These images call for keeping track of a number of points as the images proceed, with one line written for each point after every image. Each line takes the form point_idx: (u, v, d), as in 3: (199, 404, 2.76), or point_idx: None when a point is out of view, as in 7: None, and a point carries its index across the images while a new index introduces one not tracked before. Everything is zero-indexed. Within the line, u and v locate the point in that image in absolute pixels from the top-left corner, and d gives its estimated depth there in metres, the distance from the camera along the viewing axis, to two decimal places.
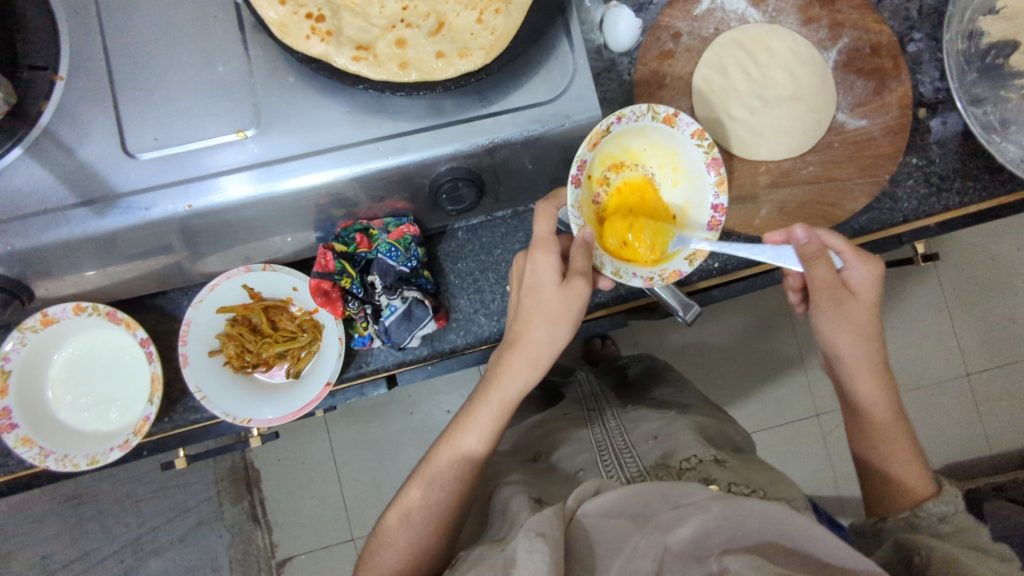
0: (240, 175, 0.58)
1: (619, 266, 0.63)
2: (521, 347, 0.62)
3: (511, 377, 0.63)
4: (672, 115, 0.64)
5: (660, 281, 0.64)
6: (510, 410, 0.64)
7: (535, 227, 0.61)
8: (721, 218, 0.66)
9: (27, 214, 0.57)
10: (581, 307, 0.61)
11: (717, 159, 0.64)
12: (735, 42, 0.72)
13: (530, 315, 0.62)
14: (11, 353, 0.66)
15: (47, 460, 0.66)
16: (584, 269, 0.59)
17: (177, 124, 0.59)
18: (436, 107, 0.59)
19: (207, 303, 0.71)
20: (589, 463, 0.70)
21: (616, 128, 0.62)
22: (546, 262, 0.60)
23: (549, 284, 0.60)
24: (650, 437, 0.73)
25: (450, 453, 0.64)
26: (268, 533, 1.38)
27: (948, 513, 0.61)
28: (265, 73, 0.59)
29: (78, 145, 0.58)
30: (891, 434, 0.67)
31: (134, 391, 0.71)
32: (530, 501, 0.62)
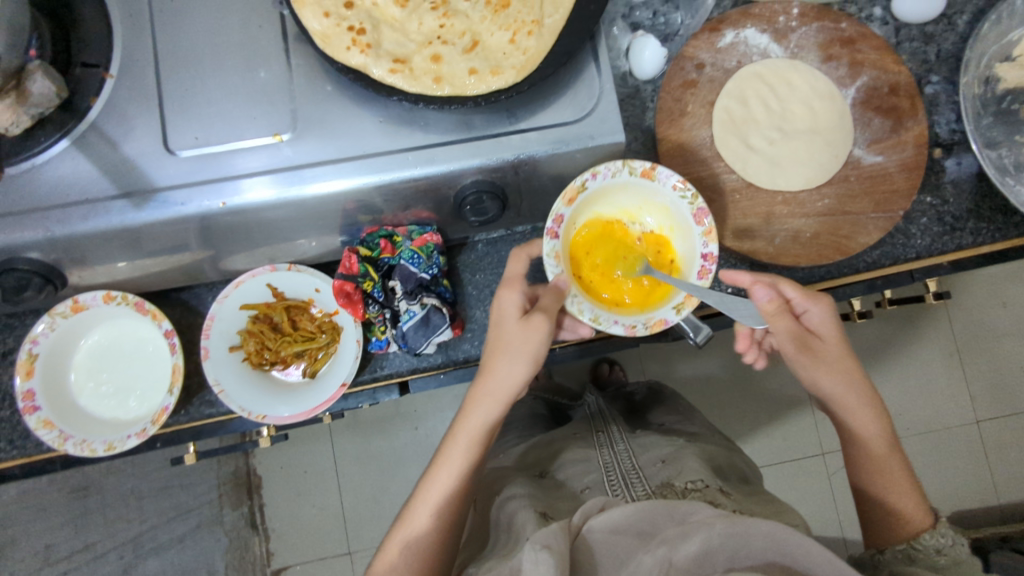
0: (264, 178, 0.60)
1: (599, 313, 0.64)
2: (486, 379, 0.65)
3: (475, 408, 0.65)
4: (651, 169, 0.65)
5: (645, 328, 0.65)
6: (478, 441, 0.65)
7: (507, 267, 0.68)
8: (710, 268, 0.65)
9: (70, 203, 0.59)
10: (542, 341, 0.64)
11: (703, 208, 0.65)
12: (757, 75, 0.74)
13: (495, 350, 0.65)
14: (39, 336, 0.67)
15: (66, 444, 0.67)
16: (550, 308, 0.63)
17: (218, 125, 0.61)
18: (465, 121, 0.62)
19: (231, 299, 0.72)
20: (595, 483, 0.71)
21: (591, 184, 0.65)
22: (511, 300, 0.65)
23: (511, 319, 0.65)
24: (658, 461, 0.74)
25: (428, 494, 0.64)
26: (265, 541, 1.41)
27: (945, 545, 0.62)
28: (303, 83, 0.62)
29: (122, 140, 0.61)
30: (890, 470, 0.66)
31: (155, 382, 0.72)
32: (536, 515, 0.63)
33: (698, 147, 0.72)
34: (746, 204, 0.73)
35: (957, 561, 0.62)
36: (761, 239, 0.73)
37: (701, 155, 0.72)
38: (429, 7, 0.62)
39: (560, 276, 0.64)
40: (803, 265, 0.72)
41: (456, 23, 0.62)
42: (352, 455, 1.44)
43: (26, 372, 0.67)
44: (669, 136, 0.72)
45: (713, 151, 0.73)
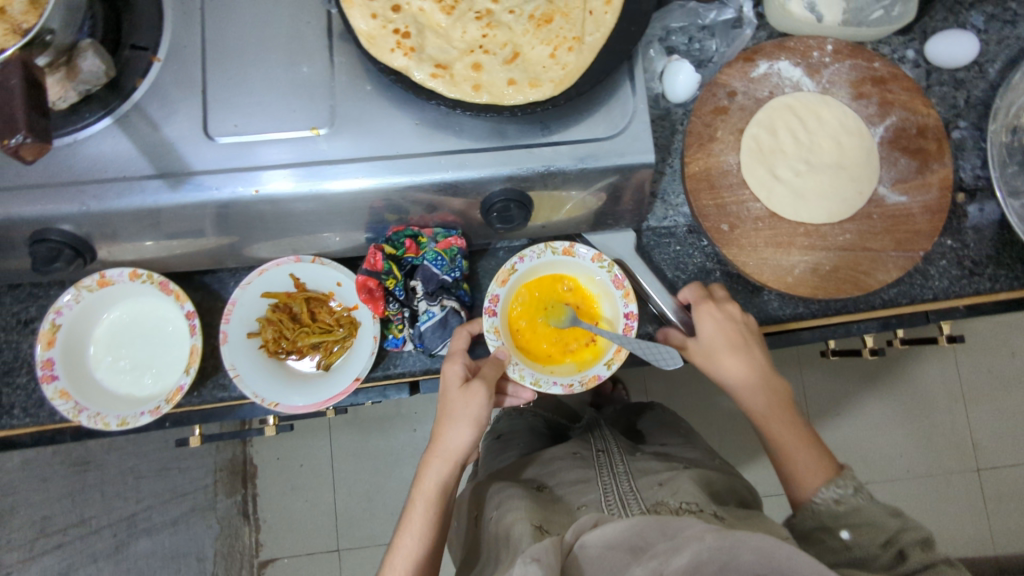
0: (283, 172, 0.61)
1: (539, 376, 0.70)
2: (436, 442, 0.65)
3: (428, 470, 0.64)
4: (570, 247, 0.74)
5: (580, 385, 0.71)
6: (435, 502, 0.63)
7: (451, 344, 0.71)
8: (634, 324, 0.73)
9: (107, 179, 0.61)
10: (484, 405, 0.64)
11: (620, 275, 0.73)
12: (788, 107, 0.74)
13: (440, 417, 0.66)
14: (63, 308, 0.68)
15: (80, 416, 0.67)
16: (489, 377, 0.66)
17: (257, 115, 0.62)
18: (498, 130, 0.63)
19: (254, 286, 0.73)
20: (591, 500, 0.71)
21: (521, 266, 0.74)
22: (452, 370, 0.67)
23: (453, 387, 0.66)
24: (656, 483, 0.74)
25: (398, 563, 0.60)
26: (255, 533, 1.41)
27: (844, 495, 0.60)
28: (344, 80, 0.63)
29: (163, 122, 0.62)
30: (779, 434, 0.65)
31: (171, 361, 0.72)
32: (532, 529, 0.63)
33: (724, 173, 0.73)
34: (770, 232, 0.72)
35: (860, 507, 0.58)
36: (783, 268, 0.72)
37: (727, 180, 0.73)
38: (473, 17, 0.64)
39: (500, 349, 0.70)
40: (820, 297, 0.72)
41: (498, 34, 0.63)
42: (350, 450, 1.46)
43: (48, 342, 0.68)
44: (696, 159, 0.73)
45: (740, 177, 0.73)
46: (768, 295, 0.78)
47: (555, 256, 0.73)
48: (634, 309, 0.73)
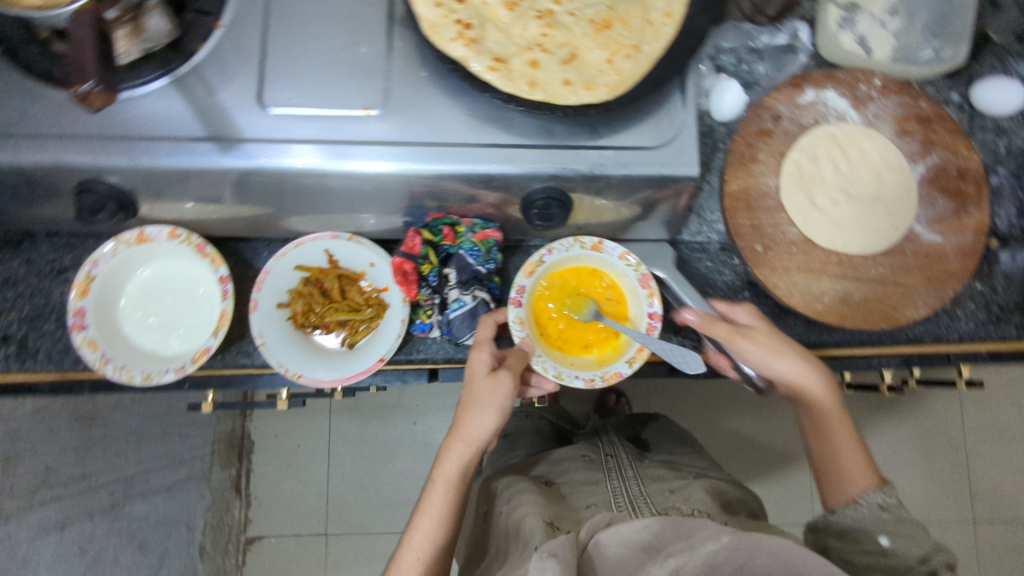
0: (308, 147, 0.62)
1: (561, 369, 0.71)
2: (458, 427, 0.65)
3: (448, 455, 0.64)
4: (598, 243, 0.74)
5: (601, 380, 0.71)
6: (454, 486, 0.63)
7: (476, 333, 0.71)
8: (658, 324, 0.73)
9: (159, 137, 0.61)
10: (510, 394, 0.65)
11: (647, 274, 0.74)
12: (831, 135, 0.75)
13: (465, 402, 0.66)
14: (101, 259, 0.69)
15: (105, 366, 0.68)
16: (515, 368, 0.67)
17: (312, 90, 0.63)
18: (547, 129, 0.64)
19: (289, 258, 0.74)
20: (601, 501, 0.72)
21: (549, 259, 0.75)
22: (480, 358, 0.68)
23: (479, 375, 0.67)
24: (666, 491, 0.74)
25: (416, 544, 0.62)
26: (245, 508, 1.52)
27: (888, 502, 0.66)
28: (400, 65, 0.64)
29: (219, 88, 0.63)
30: (834, 433, 0.69)
31: (199, 323, 0.73)
32: (544, 525, 0.64)
33: (762, 195, 0.73)
34: (803, 257, 0.72)
35: (901, 518, 0.65)
36: (811, 295, 0.72)
37: (765, 203, 0.73)
38: (533, 16, 0.64)
39: (524, 340, 0.71)
40: (847, 326, 0.72)
41: (556, 36, 0.64)
42: (348, 436, 1.59)
43: (81, 291, 0.68)
44: (736, 178, 0.73)
45: (777, 200, 0.73)
46: (796, 320, 0.79)
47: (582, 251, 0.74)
48: (659, 308, 0.74)
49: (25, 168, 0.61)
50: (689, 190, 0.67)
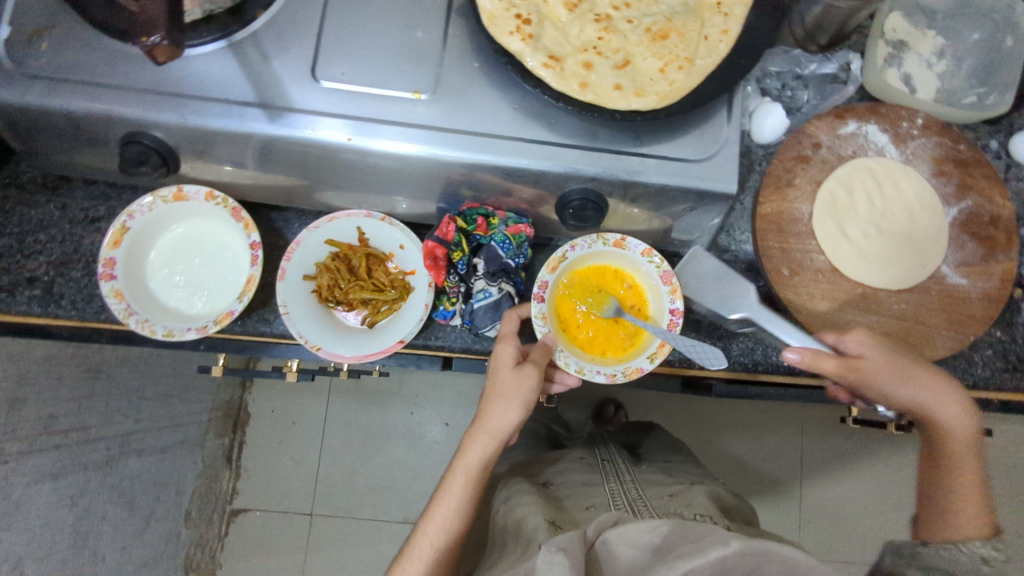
0: (335, 122, 0.62)
1: (583, 365, 0.72)
2: (482, 419, 0.67)
3: (471, 446, 0.66)
4: (621, 240, 0.75)
5: (623, 375, 0.71)
6: (474, 478, 0.65)
7: (501, 327, 0.72)
8: (679, 321, 0.73)
9: (210, 98, 0.62)
10: (534, 388, 0.66)
11: (669, 271, 0.74)
12: (868, 169, 0.75)
13: (490, 395, 0.67)
14: (136, 212, 0.70)
15: (129, 318, 0.68)
16: (540, 362, 0.68)
17: (365, 67, 0.64)
18: (590, 131, 0.64)
19: (321, 231, 0.74)
20: (600, 502, 0.72)
21: (572, 255, 0.75)
22: (505, 351, 0.69)
23: (503, 367, 0.68)
24: (665, 495, 0.74)
25: (431, 530, 0.64)
26: (234, 479, 1.58)
27: (991, 555, 0.63)
28: (454, 52, 0.65)
29: (274, 56, 0.64)
30: (960, 468, 0.67)
31: (225, 286, 0.73)
32: (546, 524, 0.64)
33: (795, 220, 0.74)
34: (829, 286, 0.73)
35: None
36: (834, 324, 0.73)
37: (797, 228, 0.74)
38: (591, 20, 0.65)
39: (547, 335, 0.71)
40: None
41: (611, 42, 0.64)
42: (342, 420, 1.63)
43: (114, 242, 0.69)
44: (770, 202, 0.74)
45: (809, 227, 0.74)
46: None
47: (605, 247, 0.74)
48: (679, 305, 0.74)
49: (76, 113, 0.62)
50: (726, 207, 0.67)
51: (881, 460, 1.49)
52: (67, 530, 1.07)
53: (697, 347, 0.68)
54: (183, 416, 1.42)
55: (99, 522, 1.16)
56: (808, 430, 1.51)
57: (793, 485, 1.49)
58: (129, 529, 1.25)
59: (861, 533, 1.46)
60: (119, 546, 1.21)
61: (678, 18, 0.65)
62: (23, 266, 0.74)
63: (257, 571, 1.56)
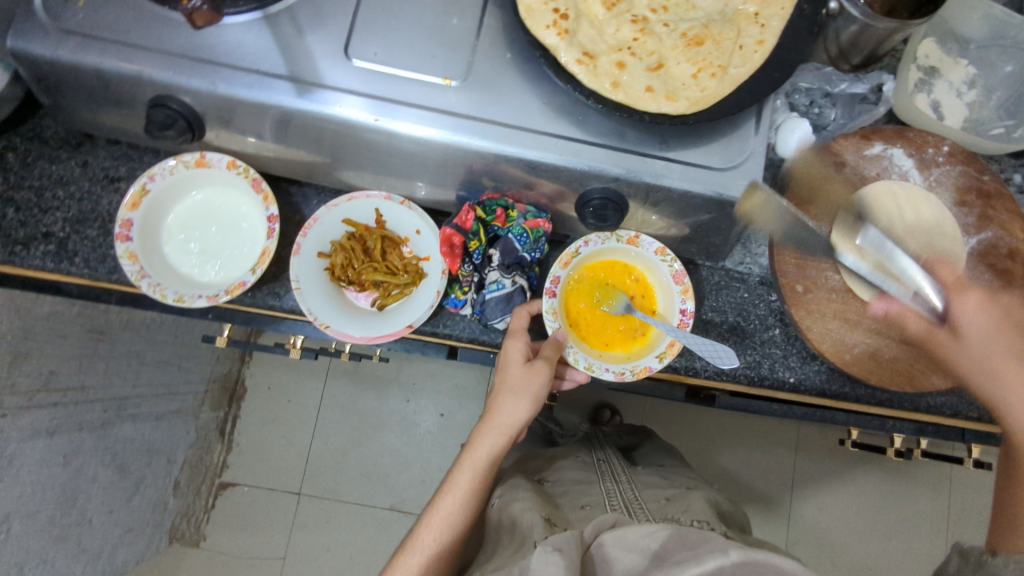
0: (352, 99, 0.62)
1: (592, 362, 0.72)
2: (491, 415, 0.68)
3: (480, 439, 0.67)
4: (634, 238, 0.75)
5: (632, 373, 0.72)
6: (481, 472, 0.66)
7: (510, 322, 0.73)
8: (689, 322, 0.74)
9: (242, 67, 0.62)
10: (544, 384, 0.68)
11: (681, 271, 0.74)
12: (892, 191, 0.74)
13: (500, 390, 0.69)
14: (157, 175, 0.70)
15: (141, 280, 0.68)
16: (550, 357, 0.69)
17: (398, 49, 0.64)
18: (618, 132, 0.64)
19: (339, 209, 0.75)
20: (595, 501, 0.71)
21: (584, 251, 0.75)
22: (517, 347, 0.70)
23: (514, 362, 0.69)
24: (662, 498, 0.74)
25: (435, 522, 0.64)
26: (225, 452, 1.59)
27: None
28: (487, 41, 0.65)
29: (309, 31, 0.63)
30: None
31: (238, 256, 0.73)
32: (541, 520, 0.64)
33: None
34: (841, 306, 0.73)
35: None
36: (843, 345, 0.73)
37: (814, 246, 0.74)
38: (628, 20, 0.65)
39: (558, 330, 0.72)
40: (871, 382, 0.73)
41: (646, 43, 0.64)
42: (338, 402, 1.64)
43: (132, 203, 0.69)
44: (790, 217, 0.75)
45: (826, 245, 0.74)
46: (820, 365, 0.78)
47: (618, 244, 0.75)
48: (689, 306, 0.74)
49: (108, 72, 0.62)
50: (746, 219, 0.67)
51: (872, 486, 1.49)
52: (58, 490, 1.07)
53: (714, 348, 0.70)
54: (181, 385, 1.42)
55: (90, 485, 1.15)
56: (801, 449, 1.51)
57: (783, 504, 1.49)
58: (119, 493, 1.25)
59: (847, 557, 1.46)
60: (106, 509, 1.22)
61: (715, 25, 0.65)
62: (40, 221, 0.74)
63: (242, 545, 1.56)
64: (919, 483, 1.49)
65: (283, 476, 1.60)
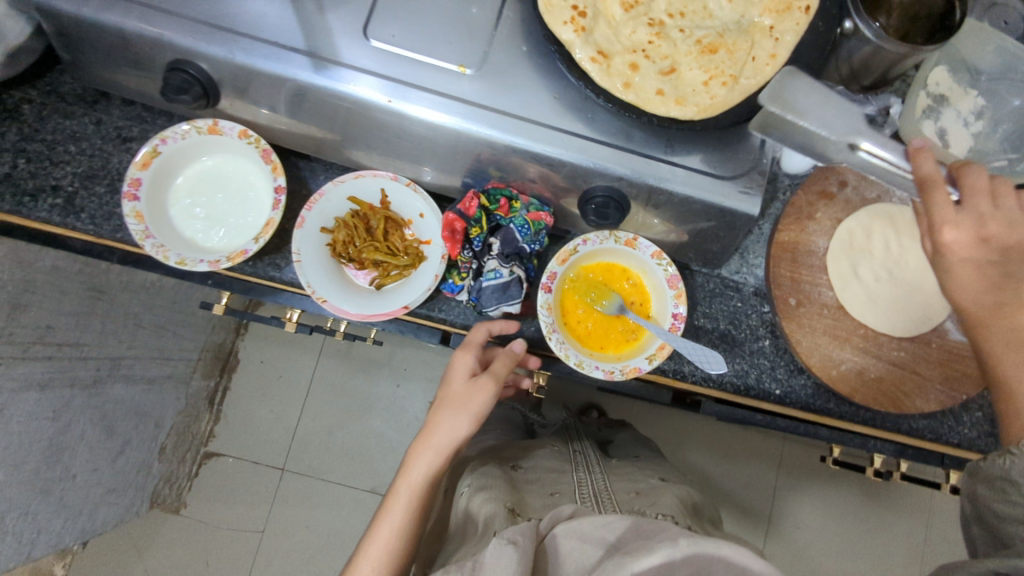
0: (370, 79, 0.63)
1: (583, 358, 0.72)
2: (430, 432, 0.68)
3: (417, 457, 0.67)
4: (632, 240, 0.76)
5: (620, 373, 0.72)
6: (420, 490, 0.66)
7: (467, 336, 0.76)
8: (681, 325, 0.75)
9: (260, 38, 0.62)
10: (487, 400, 0.70)
11: (676, 276, 0.75)
12: (889, 214, 0.76)
13: (442, 405, 0.70)
14: (169, 138, 0.71)
15: (145, 241, 0.69)
16: (498, 373, 0.72)
17: (416, 33, 0.64)
18: (625, 133, 0.65)
19: (345, 187, 0.76)
20: (564, 490, 0.73)
21: (583, 249, 0.76)
22: (464, 361, 0.73)
23: (459, 378, 0.72)
24: (633, 490, 0.76)
25: (375, 545, 0.63)
26: (212, 422, 1.61)
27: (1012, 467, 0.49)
28: (504, 33, 0.65)
29: (329, 7, 0.64)
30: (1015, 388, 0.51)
31: (242, 225, 0.74)
32: (505, 509, 0.65)
33: (809, 253, 0.76)
34: (832, 322, 0.74)
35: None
36: (830, 361, 0.74)
37: (810, 260, 0.76)
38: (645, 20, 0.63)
39: (518, 343, 0.75)
40: (855, 399, 0.73)
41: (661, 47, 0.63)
42: (328, 381, 1.65)
43: (142, 163, 0.70)
44: (789, 230, 0.76)
45: (821, 262, 0.75)
46: (805, 380, 0.79)
47: (616, 246, 0.75)
48: (682, 311, 0.75)
49: (128, 32, 0.62)
50: (745, 229, 0.68)
51: (849, 507, 1.51)
52: (45, 443, 1.07)
53: (705, 356, 0.71)
54: (174, 351, 1.43)
55: (76, 442, 1.16)
56: (783, 464, 1.53)
57: (759, 517, 1.50)
58: (104, 453, 1.26)
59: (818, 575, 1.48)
60: (91, 467, 1.22)
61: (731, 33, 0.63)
62: (50, 174, 0.75)
63: (221, 515, 1.57)
64: (896, 507, 1.51)
65: (269, 450, 1.62)
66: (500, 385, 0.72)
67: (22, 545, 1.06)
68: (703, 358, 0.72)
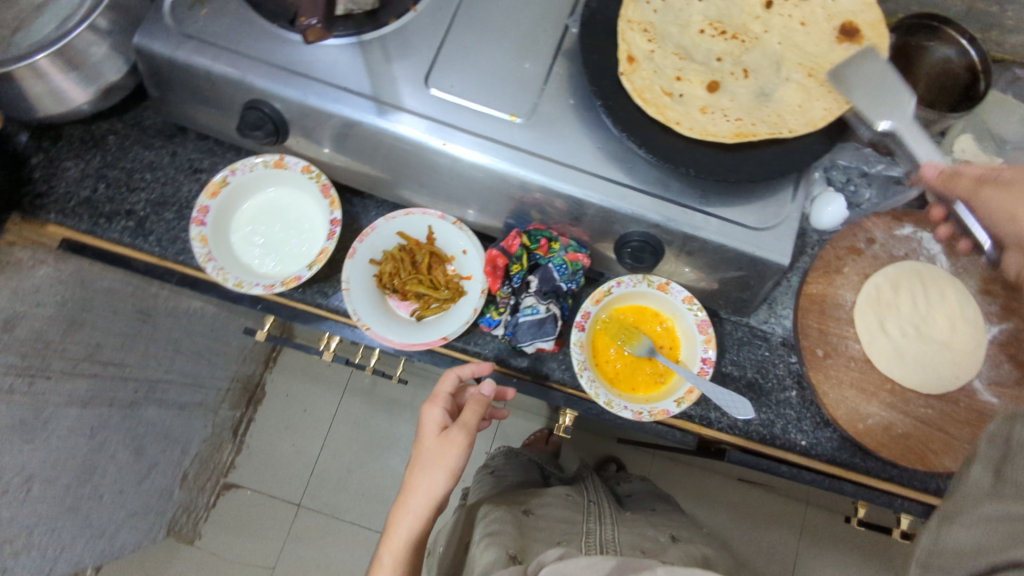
0: (425, 123, 0.68)
1: (612, 398, 0.74)
2: (408, 494, 0.70)
3: (398, 522, 0.69)
4: (665, 284, 0.79)
5: (648, 415, 0.74)
6: (402, 556, 0.68)
7: (437, 385, 0.76)
8: (710, 370, 0.77)
9: (332, 84, 0.69)
10: (458, 454, 0.70)
11: (706, 321, 0.77)
12: (914, 272, 0.79)
13: (416, 463, 0.71)
14: (239, 169, 0.78)
15: (208, 263, 0.74)
16: (467, 423, 0.71)
17: (473, 84, 0.70)
18: (663, 182, 0.69)
19: (395, 222, 0.81)
20: (571, 540, 0.75)
21: (616, 291, 0.79)
22: (432, 416, 0.74)
23: (431, 434, 0.72)
24: (637, 544, 0.77)
25: None
26: (235, 452, 1.63)
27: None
28: (555, 87, 0.71)
29: (396, 58, 0.70)
30: None
31: (295, 253, 0.79)
32: (504, 556, 0.67)
33: (837, 305, 0.78)
34: (859, 375, 0.75)
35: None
36: (857, 414, 0.74)
37: (838, 313, 0.78)
38: (700, 19, 0.72)
39: (489, 384, 0.74)
40: (881, 455, 0.73)
41: (671, 38, 0.71)
42: (351, 418, 1.67)
43: (212, 192, 0.76)
44: (817, 283, 0.79)
45: (849, 315, 0.77)
46: (831, 433, 0.80)
47: (649, 289, 0.78)
48: (711, 355, 0.77)
49: (214, 73, 0.69)
50: (775, 278, 0.70)
51: None
52: (79, 460, 1.10)
53: (732, 402, 0.73)
54: (207, 378, 1.47)
55: (107, 462, 1.18)
56: (805, 529, 1.49)
57: None
58: (130, 474, 1.28)
59: None
60: (117, 489, 1.24)
61: (757, 69, 0.70)
62: (126, 200, 0.82)
63: (234, 548, 1.57)
64: None
65: (287, 485, 1.63)
66: (471, 435, 0.71)
67: (44, 563, 1.06)
68: (729, 403, 0.74)
